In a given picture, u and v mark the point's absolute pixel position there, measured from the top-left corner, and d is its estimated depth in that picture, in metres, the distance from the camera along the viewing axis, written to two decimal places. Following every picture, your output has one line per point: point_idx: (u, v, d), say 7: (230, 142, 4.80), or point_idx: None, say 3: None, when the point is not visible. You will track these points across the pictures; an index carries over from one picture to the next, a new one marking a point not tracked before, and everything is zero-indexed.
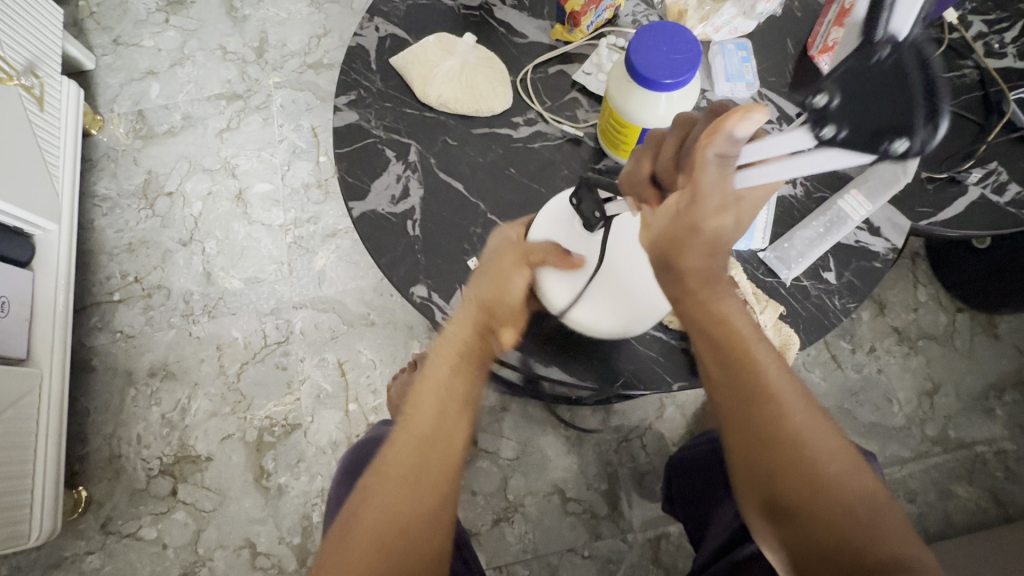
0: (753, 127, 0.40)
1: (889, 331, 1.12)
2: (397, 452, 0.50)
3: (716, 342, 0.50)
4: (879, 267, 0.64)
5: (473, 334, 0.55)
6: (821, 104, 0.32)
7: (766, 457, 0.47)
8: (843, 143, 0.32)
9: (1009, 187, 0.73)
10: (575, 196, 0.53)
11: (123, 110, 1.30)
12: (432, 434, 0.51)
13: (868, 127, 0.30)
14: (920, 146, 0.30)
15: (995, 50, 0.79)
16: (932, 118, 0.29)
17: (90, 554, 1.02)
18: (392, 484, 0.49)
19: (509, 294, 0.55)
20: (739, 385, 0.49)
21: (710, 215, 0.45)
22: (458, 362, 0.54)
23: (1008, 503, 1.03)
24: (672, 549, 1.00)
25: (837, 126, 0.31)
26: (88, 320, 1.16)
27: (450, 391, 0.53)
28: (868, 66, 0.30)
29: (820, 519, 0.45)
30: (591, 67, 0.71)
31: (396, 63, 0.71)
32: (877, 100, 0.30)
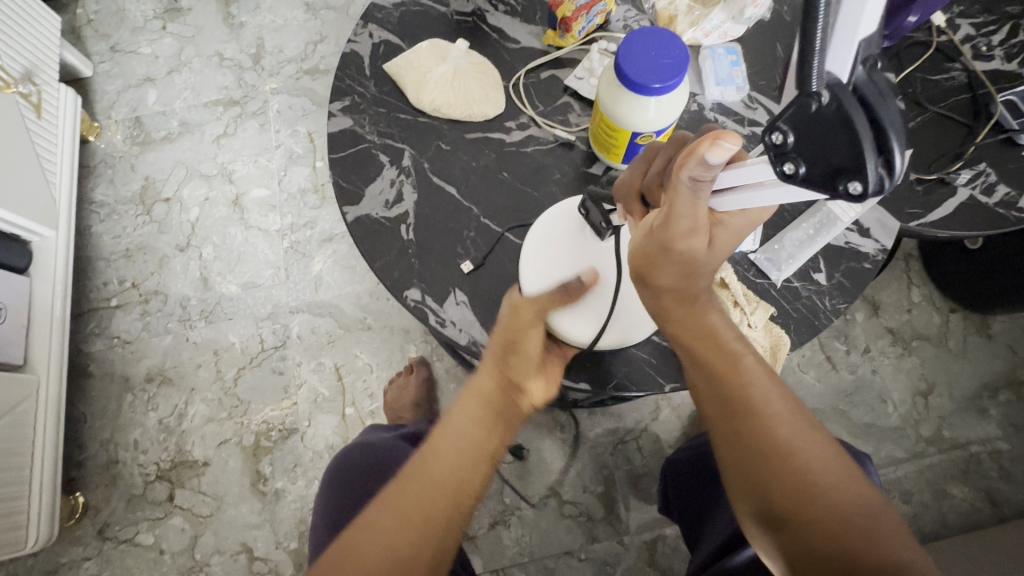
0: (726, 154, 0.37)
1: (883, 332, 1.13)
2: (400, 494, 0.49)
3: (702, 357, 0.52)
4: (869, 268, 0.64)
5: (498, 389, 0.52)
6: (777, 142, 0.30)
7: (759, 467, 0.47)
8: (805, 178, 0.31)
9: (997, 188, 0.73)
10: (584, 206, 0.60)
11: (120, 117, 1.31)
12: (442, 480, 0.49)
13: (825, 169, 0.30)
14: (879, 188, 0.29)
15: (983, 52, 0.80)
16: (884, 161, 0.28)
17: (87, 561, 1.02)
18: (393, 525, 0.47)
19: (534, 349, 0.52)
20: (726, 395, 0.50)
21: (680, 238, 0.46)
22: (480, 412, 0.52)
23: (1004, 503, 1.03)
24: (668, 551, 1.01)
25: (795, 167, 0.31)
26: (86, 326, 1.16)
27: (469, 441, 0.51)
28: (816, 113, 0.28)
29: (813, 524, 0.45)
30: (582, 72, 0.72)
31: (389, 69, 0.72)
32: (829, 148, 0.29)
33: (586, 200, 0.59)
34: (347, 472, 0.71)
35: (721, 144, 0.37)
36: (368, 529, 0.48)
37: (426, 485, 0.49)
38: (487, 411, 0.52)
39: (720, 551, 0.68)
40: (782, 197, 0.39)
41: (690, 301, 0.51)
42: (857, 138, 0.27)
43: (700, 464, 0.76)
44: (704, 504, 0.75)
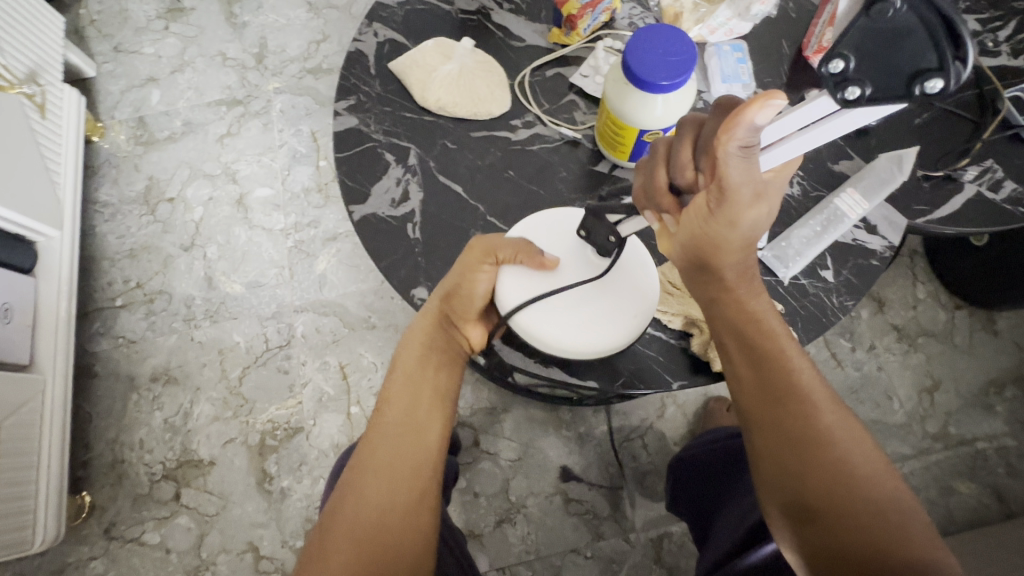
0: (774, 112, 0.36)
1: (889, 329, 1.13)
2: (370, 443, 0.54)
3: (747, 342, 0.53)
4: (876, 265, 0.64)
5: (433, 331, 0.59)
6: (839, 69, 0.33)
7: (795, 455, 0.49)
8: (870, 97, 0.34)
9: (1005, 184, 0.73)
10: (585, 225, 0.56)
11: (123, 117, 1.31)
12: (402, 421, 0.55)
13: (889, 78, 0.32)
14: (955, 80, 0.31)
15: (989, 48, 0.80)
16: (957, 52, 0.31)
17: (94, 560, 1.03)
18: (369, 470, 0.52)
19: (472, 292, 0.57)
20: (769, 382, 0.51)
21: (746, 210, 0.46)
22: (422, 355, 0.58)
23: (1010, 500, 1.03)
24: (674, 548, 1.01)
25: (864, 85, 0.33)
26: (91, 326, 1.16)
27: (415, 381, 0.57)
28: (887, 20, 0.30)
29: (844, 518, 0.46)
30: (588, 70, 0.72)
31: (395, 67, 0.72)
32: (897, 52, 0.31)
33: (587, 217, 0.55)
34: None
35: (770, 105, 0.35)
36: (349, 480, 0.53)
37: (388, 431, 0.55)
38: (427, 355, 0.58)
39: (733, 551, 0.67)
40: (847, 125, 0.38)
41: (739, 283, 0.53)
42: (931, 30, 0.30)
43: (710, 463, 0.76)
44: (713, 502, 0.74)
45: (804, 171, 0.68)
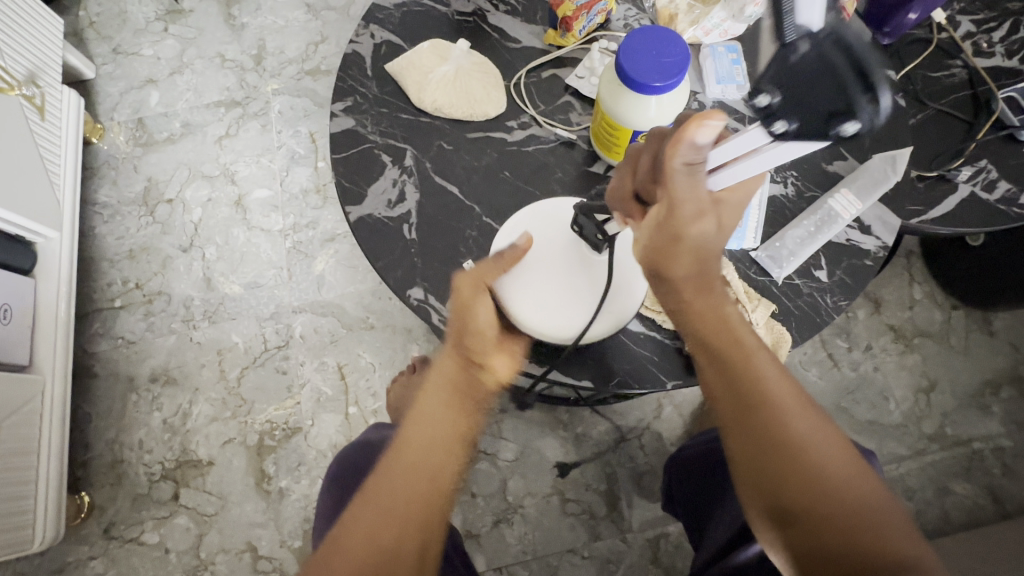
0: (713, 131, 0.39)
1: (885, 329, 1.13)
2: (376, 494, 0.48)
3: (715, 350, 0.51)
4: (870, 265, 0.65)
5: (456, 367, 0.53)
6: (764, 104, 0.37)
7: (771, 462, 0.47)
8: (796, 132, 0.37)
9: (999, 185, 0.73)
10: (576, 222, 0.57)
11: (123, 118, 1.31)
12: (419, 468, 0.49)
13: (809, 115, 0.36)
14: (869, 121, 0.34)
15: (983, 49, 0.80)
16: (867, 94, 0.33)
17: (93, 560, 1.03)
18: (376, 524, 0.46)
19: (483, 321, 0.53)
20: (742, 390, 0.49)
21: (689, 223, 0.47)
22: (446, 398, 0.52)
23: (1006, 499, 1.04)
24: (671, 548, 1.01)
25: (786, 120, 0.36)
26: (90, 327, 1.17)
27: (437, 425, 0.51)
28: (795, 64, 0.35)
29: (823, 523, 0.45)
30: (583, 71, 0.72)
31: (391, 69, 0.72)
32: (813, 92, 0.35)
33: (578, 214, 0.56)
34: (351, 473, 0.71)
35: (709, 126, 0.39)
36: (348, 530, 0.46)
37: (402, 480, 0.48)
38: (451, 391, 0.52)
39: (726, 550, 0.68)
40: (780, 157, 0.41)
41: (699, 290, 0.51)
42: (830, 73, 0.34)
43: (703, 462, 0.76)
44: (708, 501, 0.75)
45: (798, 171, 0.68)
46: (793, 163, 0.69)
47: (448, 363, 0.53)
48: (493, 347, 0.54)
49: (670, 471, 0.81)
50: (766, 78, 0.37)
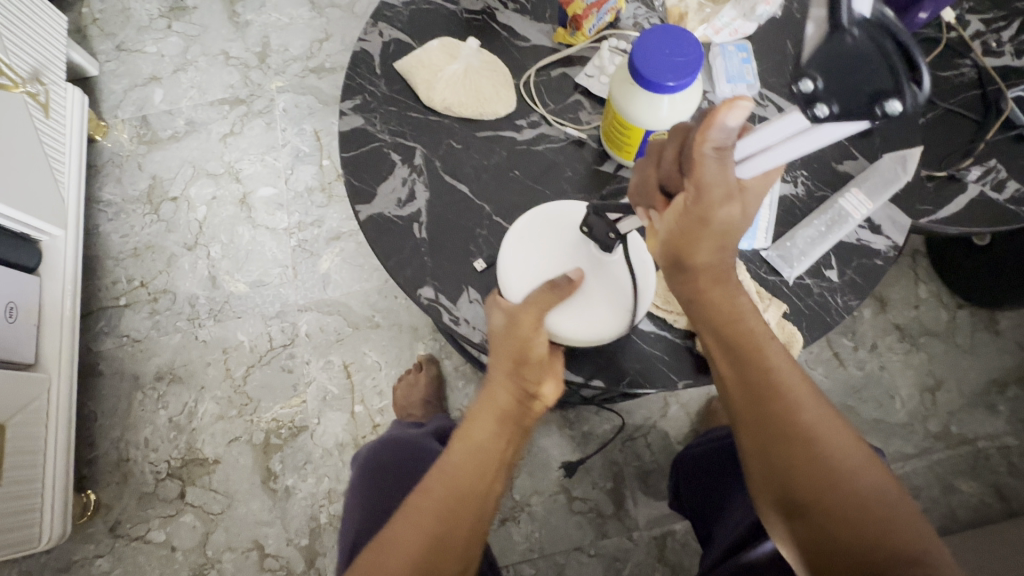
0: (742, 114, 0.39)
1: (891, 328, 1.13)
2: (418, 513, 0.49)
3: (728, 340, 0.51)
4: (881, 265, 0.65)
5: (509, 397, 0.53)
6: (808, 88, 0.33)
7: (780, 453, 0.48)
8: (840, 114, 0.33)
9: (1008, 184, 0.74)
10: (586, 223, 0.56)
11: (126, 116, 1.31)
12: (463, 491, 0.50)
13: (856, 99, 0.32)
14: (914, 103, 0.30)
15: (993, 48, 0.80)
16: (914, 75, 0.29)
17: (100, 558, 1.03)
18: (414, 542, 0.48)
19: (538, 350, 0.53)
20: (752, 381, 0.50)
21: (719, 209, 0.46)
22: (494, 424, 0.53)
23: (1011, 498, 1.04)
24: (678, 547, 1.01)
25: (830, 104, 0.33)
26: (95, 325, 1.17)
27: (483, 451, 0.52)
28: (843, 48, 0.30)
29: (832, 514, 0.45)
30: (592, 70, 0.72)
31: (400, 67, 0.72)
32: (861, 75, 0.31)
33: (589, 215, 0.55)
34: (382, 468, 0.74)
35: (735, 110, 0.39)
36: (388, 547, 0.48)
37: (444, 502, 0.49)
38: (500, 418, 0.53)
39: (732, 547, 0.68)
40: (815, 142, 0.38)
41: (713, 280, 0.51)
42: (876, 54, 0.30)
43: (715, 460, 0.76)
44: (715, 500, 0.75)
45: (808, 170, 0.68)
46: (803, 162, 0.69)
47: (499, 390, 0.53)
48: (546, 372, 0.54)
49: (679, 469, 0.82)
50: (808, 63, 0.32)
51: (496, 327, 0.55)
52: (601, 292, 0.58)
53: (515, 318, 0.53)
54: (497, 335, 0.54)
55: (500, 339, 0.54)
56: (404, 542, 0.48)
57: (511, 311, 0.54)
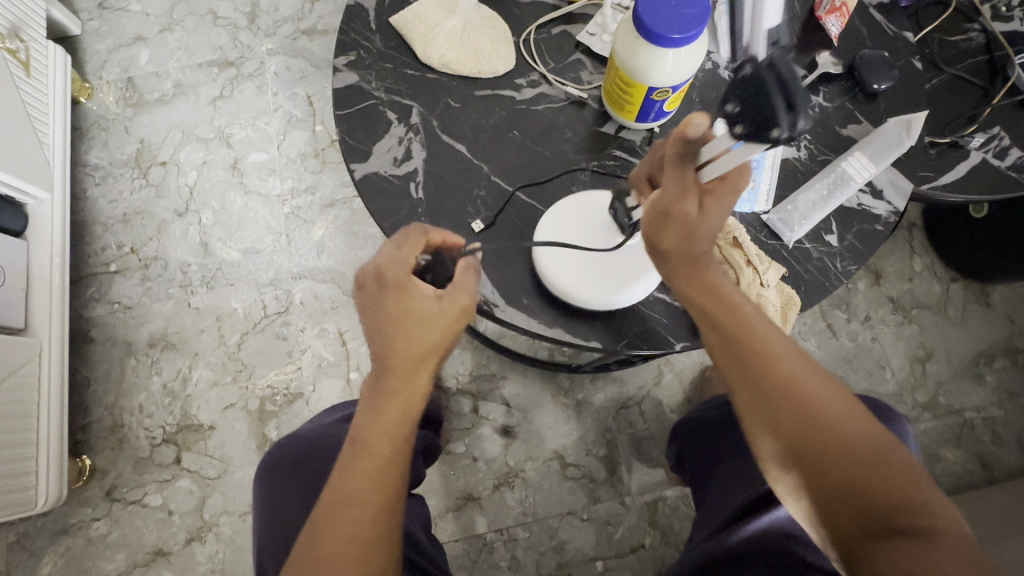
0: (698, 129, 0.43)
1: (884, 300, 1.14)
2: (351, 518, 0.46)
3: (710, 304, 0.51)
4: (881, 230, 0.64)
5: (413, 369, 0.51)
6: (731, 112, 0.40)
7: (770, 406, 0.47)
8: (748, 138, 0.40)
9: (1011, 152, 0.73)
10: (610, 207, 0.59)
11: (112, 78, 1.27)
12: (395, 478, 0.49)
13: (757, 121, 0.38)
14: (789, 129, 0.36)
15: (1001, 13, 0.79)
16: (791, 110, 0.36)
17: (97, 521, 1.03)
18: (352, 517, 0.46)
19: (420, 309, 0.51)
20: (730, 342, 0.50)
21: (674, 202, 0.48)
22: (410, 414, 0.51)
23: (993, 465, 1.07)
24: (668, 511, 1.03)
25: (739, 125, 0.39)
26: (85, 291, 1.15)
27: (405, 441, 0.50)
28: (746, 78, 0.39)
29: (829, 462, 0.44)
30: (594, 28, 0.71)
31: (396, 22, 0.70)
32: (758, 100, 0.38)
33: (613, 201, 0.59)
34: (283, 465, 0.68)
35: (692, 125, 0.43)
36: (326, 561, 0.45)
37: (380, 502, 0.47)
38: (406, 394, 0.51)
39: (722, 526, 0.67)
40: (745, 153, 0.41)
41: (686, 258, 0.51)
42: (765, 85, 0.37)
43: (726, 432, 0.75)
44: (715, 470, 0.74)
45: (812, 134, 0.67)
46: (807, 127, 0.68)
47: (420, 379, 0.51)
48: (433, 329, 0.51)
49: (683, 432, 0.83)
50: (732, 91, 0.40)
51: (433, 314, 0.51)
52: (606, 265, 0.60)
53: (462, 306, 0.52)
54: (437, 325, 0.51)
55: (442, 327, 0.51)
56: (341, 549, 0.45)
57: (462, 301, 0.52)
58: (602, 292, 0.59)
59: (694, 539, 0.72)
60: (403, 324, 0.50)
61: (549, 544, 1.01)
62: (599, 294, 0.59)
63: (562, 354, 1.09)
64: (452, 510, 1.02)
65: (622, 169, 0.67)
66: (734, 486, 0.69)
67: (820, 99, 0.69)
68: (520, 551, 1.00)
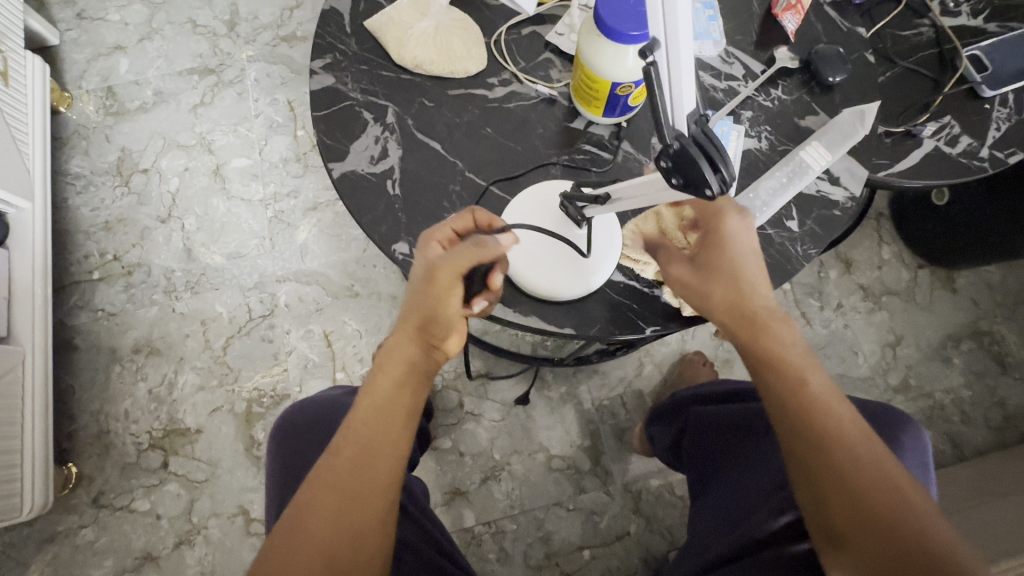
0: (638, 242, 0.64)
1: (855, 288, 1.18)
2: (333, 470, 0.50)
3: (773, 375, 0.53)
4: (839, 215, 0.67)
5: (411, 339, 0.54)
6: (664, 166, 0.41)
7: (835, 478, 0.48)
8: (680, 185, 0.41)
9: (961, 139, 0.76)
10: (562, 204, 0.61)
11: (91, 87, 1.27)
12: (382, 442, 0.51)
13: (692, 184, 0.40)
14: (722, 189, 0.39)
15: (951, 9, 0.84)
16: (720, 177, 0.38)
17: (84, 528, 1.03)
18: (347, 470, 0.50)
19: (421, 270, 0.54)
20: (806, 416, 0.51)
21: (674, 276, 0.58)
22: (401, 375, 0.54)
23: (963, 444, 1.10)
24: (652, 500, 1.05)
25: (675, 181, 0.41)
26: (68, 299, 1.15)
27: (392, 406, 0.52)
28: (676, 152, 0.39)
29: (878, 538, 0.45)
30: (563, 28, 0.73)
31: (370, 26, 0.72)
32: (694, 171, 0.39)
33: (563, 198, 0.61)
34: (291, 429, 0.70)
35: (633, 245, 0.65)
36: (306, 511, 0.48)
37: (359, 454, 0.50)
38: (405, 371, 0.54)
39: (709, 524, 0.68)
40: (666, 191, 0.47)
41: (729, 310, 0.55)
42: (692, 156, 0.38)
43: (732, 425, 0.71)
44: (730, 468, 0.69)
45: (772, 126, 0.70)
46: (766, 118, 0.71)
47: (408, 342, 0.54)
48: (424, 294, 0.53)
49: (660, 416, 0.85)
50: (663, 150, 0.40)
51: (418, 275, 0.54)
52: (570, 256, 0.62)
53: (433, 272, 0.52)
54: (418, 288, 0.54)
55: (421, 290, 0.53)
56: (321, 503, 0.48)
57: (433, 264, 0.52)
58: (569, 281, 0.62)
59: (698, 529, 0.70)
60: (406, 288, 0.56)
61: (536, 535, 1.02)
62: (581, 284, 0.62)
63: (545, 349, 1.11)
64: (440, 504, 1.03)
65: (592, 163, 0.69)
66: (717, 482, 0.70)
67: (780, 91, 0.72)
68: (508, 543, 1.02)
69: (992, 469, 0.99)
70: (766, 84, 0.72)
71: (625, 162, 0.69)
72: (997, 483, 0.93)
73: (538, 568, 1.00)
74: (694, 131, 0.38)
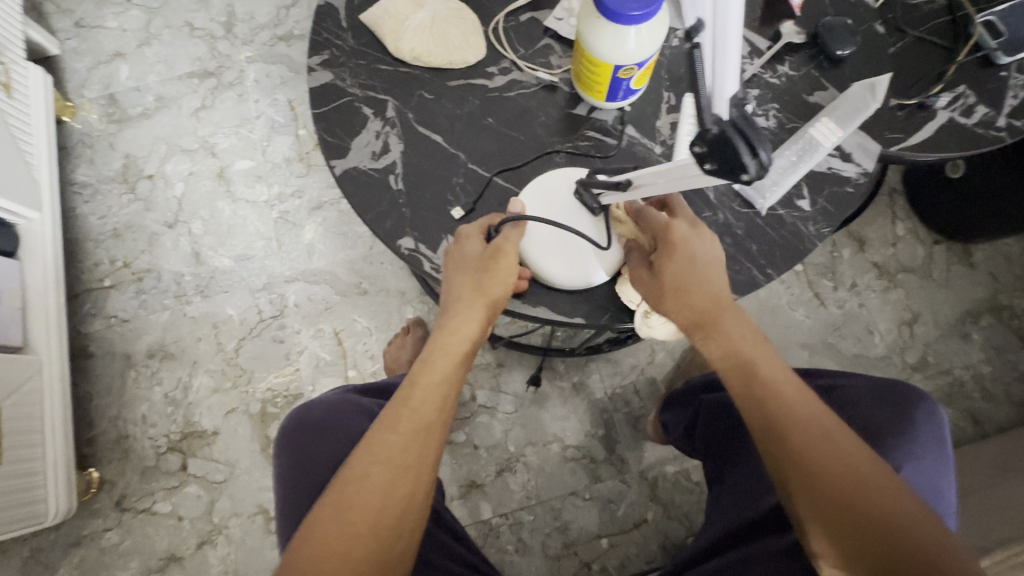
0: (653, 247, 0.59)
1: (869, 267, 1.16)
2: (387, 444, 0.52)
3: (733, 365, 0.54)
4: (852, 191, 0.66)
5: (472, 322, 0.58)
6: (698, 152, 0.40)
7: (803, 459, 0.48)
8: (714, 173, 0.40)
9: (977, 109, 0.74)
10: (578, 195, 0.62)
11: (93, 95, 1.27)
12: (432, 420, 0.55)
13: (725, 163, 0.39)
14: (758, 169, 0.37)
15: None
16: (755, 155, 0.37)
17: (108, 531, 1.05)
18: (399, 446, 0.53)
19: (477, 254, 0.59)
20: (761, 414, 0.51)
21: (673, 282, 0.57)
22: (458, 356, 0.58)
23: (985, 421, 1.09)
24: (668, 486, 1.05)
25: (708, 163, 0.39)
26: (82, 307, 1.16)
27: (451, 381, 0.57)
28: (710, 132, 0.39)
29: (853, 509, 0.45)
30: (562, 13, 0.72)
31: (366, 20, 0.71)
32: (728, 147, 0.37)
33: (579, 187, 0.61)
34: (302, 424, 0.71)
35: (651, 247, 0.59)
36: (358, 482, 0.51)
37: (415, 430, 0.54)
38: (463, 353, 0.58)
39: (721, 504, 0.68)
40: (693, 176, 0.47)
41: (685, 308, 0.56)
42: (727, 133, 0.37)
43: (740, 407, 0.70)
44: (742, 451, 0.68)
45: (779, 103, 0.69)
46: (774, 96, 0.69)
47: (470, 321, 0.58)
48: (483, 275, 0.58)
49: (675, 402, 0.84)
50: (699, 136, 0.40)
51: (474, 259, 0.59)
52: (582, 247, 0.62)
53: (501, 249, 0.58)
54: (484, 270, 0.58)
55: (481, 272, 0.58)
56: (376, 474, 0.51)
57: (500, 247, 0.58)
58: (580, 270, 0.61)
59: (712, 514, 0.69)
60: (456, 267, 0.60)
61: (554, 525, 1.02)
62: (591, 275, 0.61)
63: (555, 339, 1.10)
64: (457, 497, 1.03)
65: (596, 149, 0.68)
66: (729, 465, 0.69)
67: (787, 68, 0.70)
68: (526, 533, 1.02)
69: (1015, 444, 0.97)
70: (772, 60, 0.71)
71: (630, 147, 0.68)
72: (1019, 458, 0.92)
73: (557, 558, 1.01)
74: (731, 115, 0.39)
